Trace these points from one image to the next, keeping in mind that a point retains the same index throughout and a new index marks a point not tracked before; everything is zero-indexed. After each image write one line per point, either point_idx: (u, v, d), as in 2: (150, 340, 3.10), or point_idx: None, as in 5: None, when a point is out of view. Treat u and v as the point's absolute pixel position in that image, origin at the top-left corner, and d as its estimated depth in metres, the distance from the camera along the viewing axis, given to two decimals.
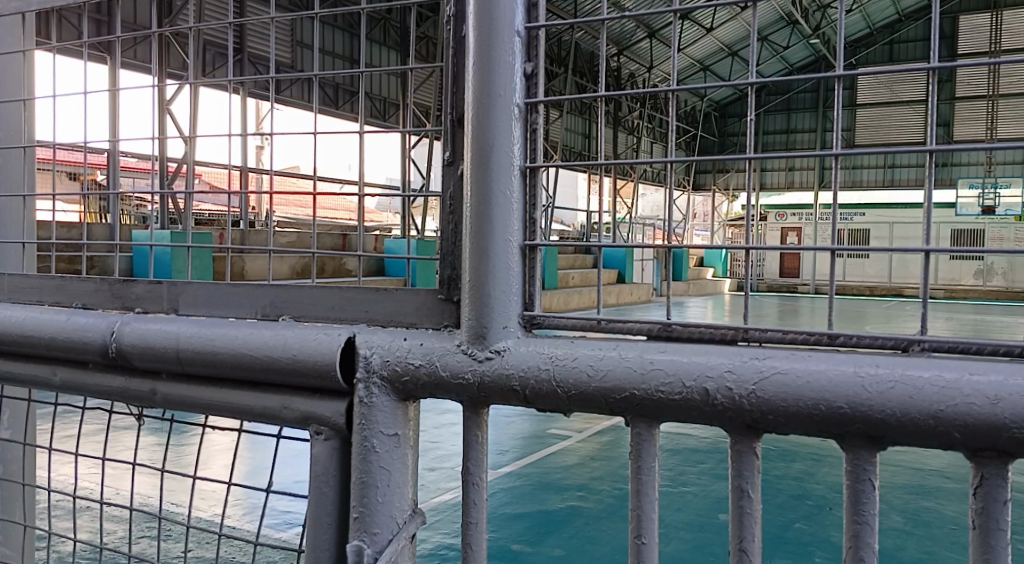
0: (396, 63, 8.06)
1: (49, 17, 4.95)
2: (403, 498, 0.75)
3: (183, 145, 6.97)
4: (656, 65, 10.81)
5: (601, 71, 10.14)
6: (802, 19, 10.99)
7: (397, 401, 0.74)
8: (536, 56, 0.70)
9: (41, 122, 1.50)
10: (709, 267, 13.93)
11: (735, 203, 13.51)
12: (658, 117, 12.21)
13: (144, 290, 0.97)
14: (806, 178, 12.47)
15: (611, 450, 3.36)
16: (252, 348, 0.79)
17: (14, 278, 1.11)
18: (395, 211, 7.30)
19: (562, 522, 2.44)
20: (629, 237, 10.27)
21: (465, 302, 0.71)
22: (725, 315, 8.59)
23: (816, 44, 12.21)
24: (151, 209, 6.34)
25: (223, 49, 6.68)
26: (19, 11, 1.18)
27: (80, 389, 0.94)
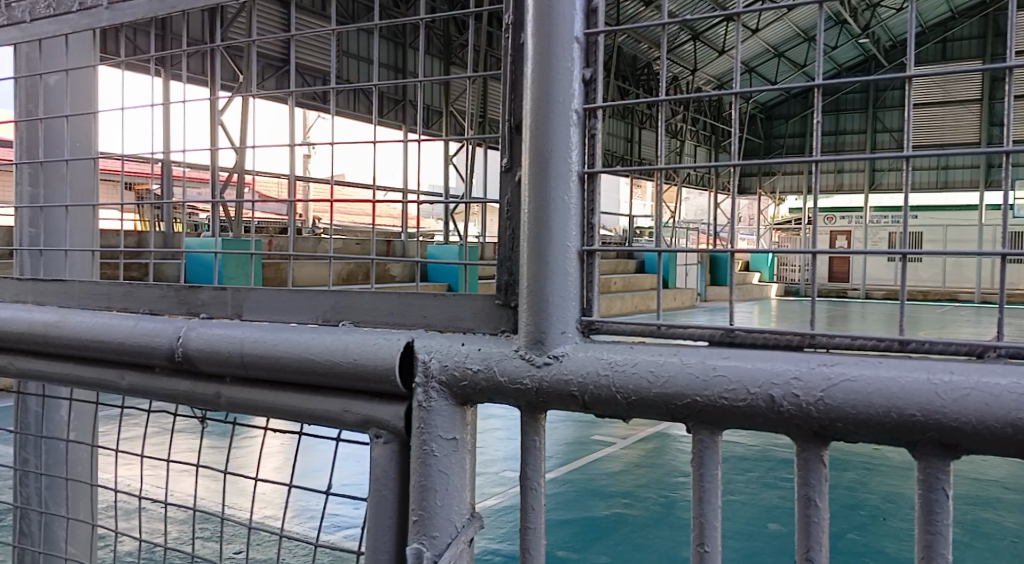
0: (437, 71, 8.21)
1: (107, 33, 5.18)
2: (462, 502, 0.75)
3: (235, 155, 7.22)
4: (701, 68, 10.74)
5: (643, 75, 10.11)
6: (852, 18, 10.79)
7: (456, 405, 0.74)
8: (595, 63, 0.70)
9: (107, 136, 1.59)
10: (757, 272, 13.73)
11: (783, 207, 13.30)
12: (703, 120, 12.12)
13: (210, 296, 1.01)
14: (857, 180, 12.22)
15: (658, 458, 3.34)
16: (313, 352, 0.81)
17: (84, 283, 1.15)
18: (436, 217, 7.43)
19: (608, 530, 2.43)
20: (673, 241, 10.22)
21: (523, 308, 0.71)
22: (772, 321, 8.47)
23: (866, 44, 11.97)
24: (204, 216, 6.58)
25: (270, 62, 6.91)
26: (90, 28, 1.23)
27: (147, 392, 0.98)
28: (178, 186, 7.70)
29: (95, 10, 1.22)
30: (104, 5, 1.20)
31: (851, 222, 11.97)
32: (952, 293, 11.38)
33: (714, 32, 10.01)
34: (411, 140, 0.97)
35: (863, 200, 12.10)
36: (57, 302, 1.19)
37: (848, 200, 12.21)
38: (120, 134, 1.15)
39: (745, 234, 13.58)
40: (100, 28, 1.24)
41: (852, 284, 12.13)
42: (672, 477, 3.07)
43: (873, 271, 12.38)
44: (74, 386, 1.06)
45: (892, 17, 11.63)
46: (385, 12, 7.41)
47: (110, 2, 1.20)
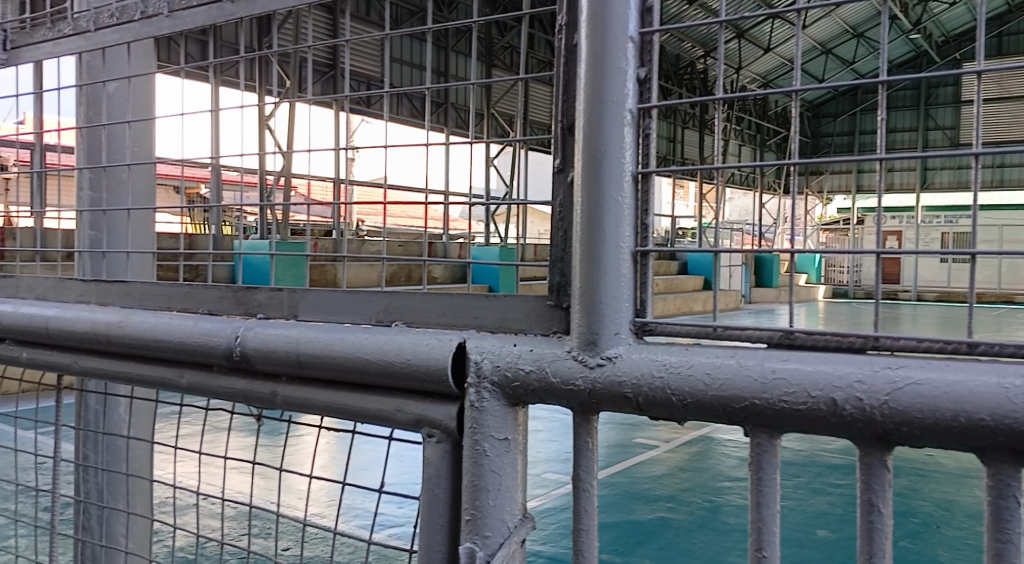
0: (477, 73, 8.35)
1: (159, 41, 5.39)
2: (514, 502, 0.75)
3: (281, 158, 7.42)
4: (746, 66, 10.64)
5: (685, 74, 10.08)
6: (903, 13, 10.57)
7: (507, 406, 0.74)
8: (650, 62, 0.70)
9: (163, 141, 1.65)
10: (805, 273, 13.52)
11: (831, 206, 13.09)
12: (749, 119, 11.99)
13: (266, 296, 1.03)
14: (908, 179, 11.95)
15: (701, 461, 3.36)
16: (367, 353, 0.82)
17: (145, 285, 1.19)
18: (477, 218, 7.55)
19: (652, 535, 2.42)
20: (717, 241, 10.16)
21: (575, 308, 0.71)
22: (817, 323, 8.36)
23: (918, 39, 11.71)
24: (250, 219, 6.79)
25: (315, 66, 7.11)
26: (150, 36, 1.27)
27: (205, 390, 1.00)
28: (227, 189, 7.95)
29: (157, 18, 1.26)
30: (164, 13, 1.24)
31: (902, 222, 11.70)
32: (1009, 295, 11.05)
33: (760, 31, 9.92)
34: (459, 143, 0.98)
35: (915, 199, 11.84)
36: (118, 302, 1.23)
37: (899, 199, 11.96)
38: (176, 138, 1.19)
39: None
40: (160, 36, 1.28)
41: (903, 286, 11.86)
42: (716, 481, 3.07)
43: (925, 272, 12.12)
44: (134, 384, 1.09)
45: (945, 12, 11.36)
46: (425, 16, 7.57)
47: (170, 11, 1.24)
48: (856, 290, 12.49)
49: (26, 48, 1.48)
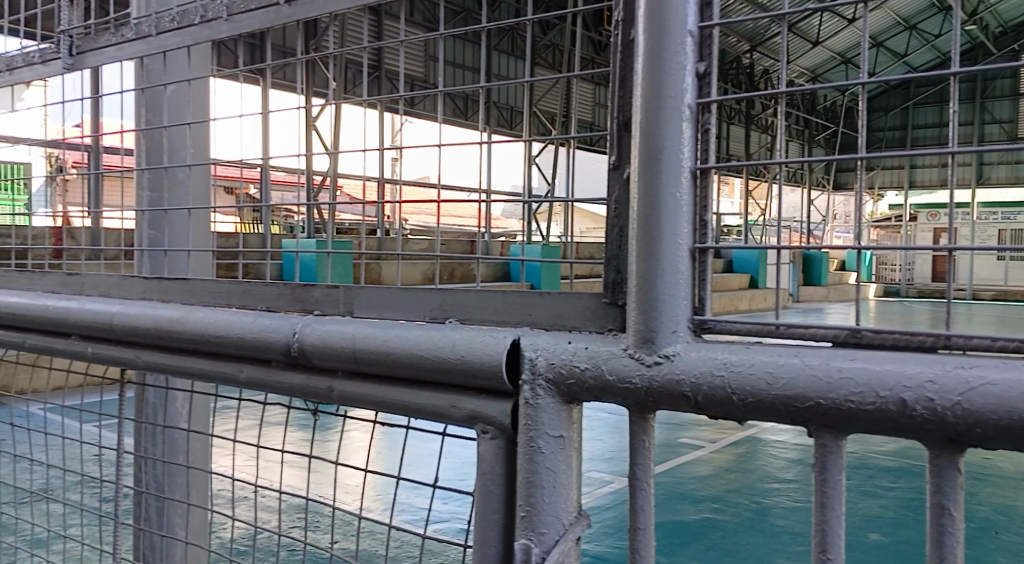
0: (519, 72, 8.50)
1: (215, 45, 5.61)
2: (569, 500, 0.75)
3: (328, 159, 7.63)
4: (795, 60, 10.56)
5: (731, 69, 10.05)
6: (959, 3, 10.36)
7: (562, 403, 0.74)
8: (709, 56, 0.69)
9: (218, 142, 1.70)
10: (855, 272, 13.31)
11: (883, 203, 12.87)
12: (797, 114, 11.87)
13: (323, 294, 1.05)
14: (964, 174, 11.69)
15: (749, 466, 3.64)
16: (423, 349, 0.83)
17: (205, 282, 1.22)
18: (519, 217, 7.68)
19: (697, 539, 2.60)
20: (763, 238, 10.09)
21: (631, 306, 0.70)
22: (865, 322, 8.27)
23: (975, 30, 11.46)
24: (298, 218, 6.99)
25: (361, 68, 7.32)
26: (210, 39, 1.31)
27: (263, 385, 1.02)
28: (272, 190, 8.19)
29: (216, 22, 1.29)
30: (223, 17, 1.28)
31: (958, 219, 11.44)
32: None
33: (808, 24, 9.84)
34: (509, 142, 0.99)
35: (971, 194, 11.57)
36: (178, 299, 1.27)
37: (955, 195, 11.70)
38: (234, 137, 1.22)
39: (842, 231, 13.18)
40: (219, 39, 1.31)
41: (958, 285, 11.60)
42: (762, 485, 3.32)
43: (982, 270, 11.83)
44: (194, 379, 1.13)
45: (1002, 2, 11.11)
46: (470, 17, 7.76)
47: (229, 14, 1.27)
48: (907, 289, 12.27)
49: (90, 53, 1.52)
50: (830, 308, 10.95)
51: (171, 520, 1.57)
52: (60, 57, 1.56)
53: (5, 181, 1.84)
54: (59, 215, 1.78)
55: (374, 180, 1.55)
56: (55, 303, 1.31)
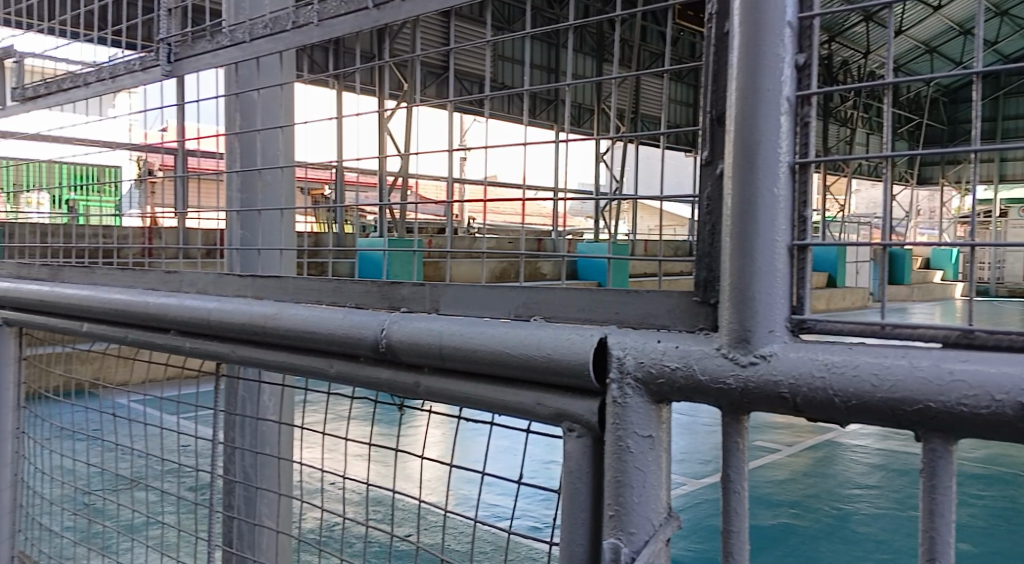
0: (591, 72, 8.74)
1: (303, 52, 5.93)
2: (659, 501, 0.74)
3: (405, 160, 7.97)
4: (873, 50, 10.46)
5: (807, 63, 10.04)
6: None
7: (651, 402, 0.73)
8: (809, 47, 0.67)
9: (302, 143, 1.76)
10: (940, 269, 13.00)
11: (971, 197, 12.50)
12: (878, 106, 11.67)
13: (410, 291, 1.07)
14: None
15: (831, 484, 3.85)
16: (509, 347, 0.83)
17: (297, 280, 1.26)
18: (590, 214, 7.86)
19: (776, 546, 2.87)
20: (842, 235, 10.00)
21: (725, 304, 0.69)
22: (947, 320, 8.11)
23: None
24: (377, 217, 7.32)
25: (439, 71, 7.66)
26: (302, 45, 1.35)
27: (352, 380, 1.05)
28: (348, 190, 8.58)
29: (308, 28, 1.33)
30: (314, 22, 1.31)
31: None
32: None
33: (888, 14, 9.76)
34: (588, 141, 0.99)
35: None
36: (270, 296, 1.32)
37: None
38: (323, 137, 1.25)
39: (927, 227, 12.93)
40: (310, 44, 1.35)
41: None
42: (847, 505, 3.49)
43: None
44: (284, 373, 1.16)
45: None
46: (544, 18, 8.04)
47: (319, 19, 1.30)
48: (996, 287, 11.90)
49: (188, 60, 1.59)
50: (910, 308, 10.75)
51: (259, 508, 1.63)
52: (158, 65, 1.63)
53: (97, 184, 1.91)
54: (149, 215, 1.85)
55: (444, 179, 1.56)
56: (155, 300, 1.38)
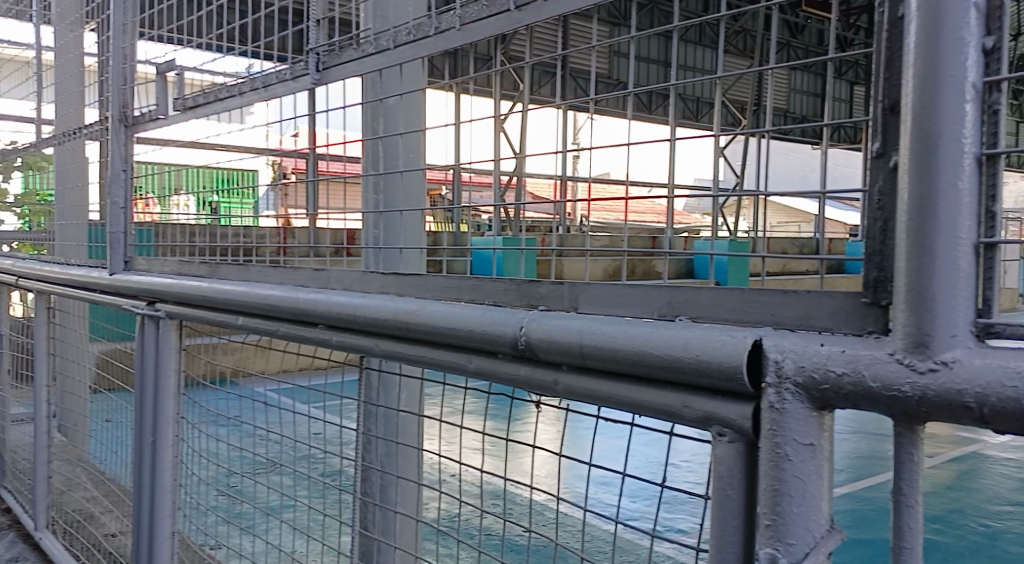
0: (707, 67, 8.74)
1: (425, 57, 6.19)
2: (820, 512, 0.71)
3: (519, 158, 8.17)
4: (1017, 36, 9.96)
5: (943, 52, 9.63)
6: None
7: (812, 408, 0.70)
8: (998, 28, 0.62)
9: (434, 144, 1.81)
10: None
11: None
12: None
13: (548, 290, 1.07)
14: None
15: (978, 508, 3.69)
16: (654, 346, 0.82)
17: (438, 278, 1.30)
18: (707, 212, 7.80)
19: None
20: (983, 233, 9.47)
21: (899, 306, 0.65)
22: None
23: None
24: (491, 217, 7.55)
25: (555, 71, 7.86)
26: (443, 49, 1.38)
27: (491, 376, 1.07)
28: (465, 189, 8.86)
29: (450, 32, 1.36)
30: (457, 27, 1.35)
31: None
32: None
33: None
34: (726, 137, 0.97)
35: None
36: (410, 292, 1.36)
37: None
38: (460, 136, 1.27)
39: None
40: (452, 48, 1.38)
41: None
42: (1002, 532, 3.35)
43: None
44: (424, 369, 1.20)
45: None
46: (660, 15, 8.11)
47: (462, 23, 1.33)
48: None
49: (336, 69, 1.67)
50: None
51: (394, 497, 1.70)
52: (308, 74, 1.72)
53: (237, 188, 2.02)
54: (280, 216, 1.96)
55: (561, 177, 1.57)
56: (305, 296, 1.45)
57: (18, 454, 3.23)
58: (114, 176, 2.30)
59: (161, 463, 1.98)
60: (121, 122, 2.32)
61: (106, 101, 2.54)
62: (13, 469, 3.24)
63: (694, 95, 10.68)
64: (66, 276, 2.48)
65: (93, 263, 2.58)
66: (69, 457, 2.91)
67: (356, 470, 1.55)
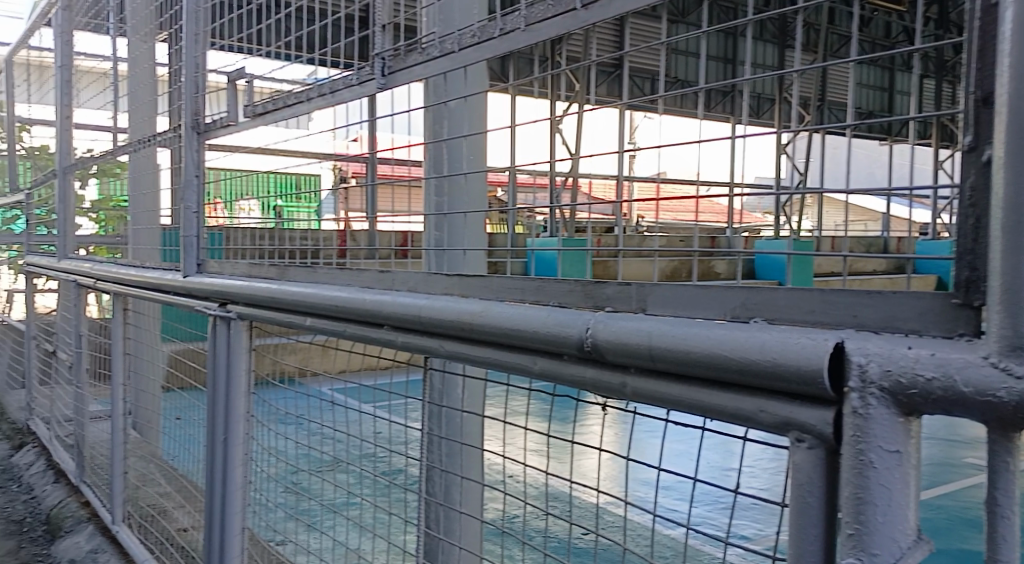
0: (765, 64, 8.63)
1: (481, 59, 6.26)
2: (906, 522, 0.68)
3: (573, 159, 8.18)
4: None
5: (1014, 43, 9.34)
6: None
7: (898, 415, 0.67)
8: None
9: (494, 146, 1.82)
10: None
11: None
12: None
13: (615, 291, 1.06)
14: None
15: None
16: (728, 349, 0.80)
17: (502, 279, 1.30)
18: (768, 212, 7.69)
19: None
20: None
21: (995, 307, 0.62)
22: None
23: None
24: (546, 218, 7.58)
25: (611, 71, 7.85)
26: (508, 51, 1.38)
27: (557, 377, 1.06)
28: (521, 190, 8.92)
29: (514, 34, 1.36)
30: (521, 27, 1.34)
31: None
32: None
33: None
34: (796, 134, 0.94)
35: None
36: (475, 292, 1.37)
37: None
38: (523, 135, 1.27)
39: None
40: (516, 50, 1.38)
41: None
42: None
43: None
44: (489, 370, 1.20)
45: None
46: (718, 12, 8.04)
47: (527, 24, 1.33)
48: None
49: (401, 73, 1.68)
50: None
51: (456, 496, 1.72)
52: (374, 78, 1.74)
53: (298, 193, 2.04)
54: (340, 220, 1.98)
55: (620, 179, 1.57)
56: (371, 297, 1.47)
57: (96, 450, 3.37)
58: (187, 182, 2.37)
59: (231, 460, 2.04)
60: (193, 128, 2.39)
61: (178, 109, 2.62)
62: (92, 464, 3.38)
63: (754, 92, 10.53)
64: (141, 278, 2.57)
65: (167, 265, 2.67)
66: (145, 452, 3.03)
67: (421, 469, 1.56)
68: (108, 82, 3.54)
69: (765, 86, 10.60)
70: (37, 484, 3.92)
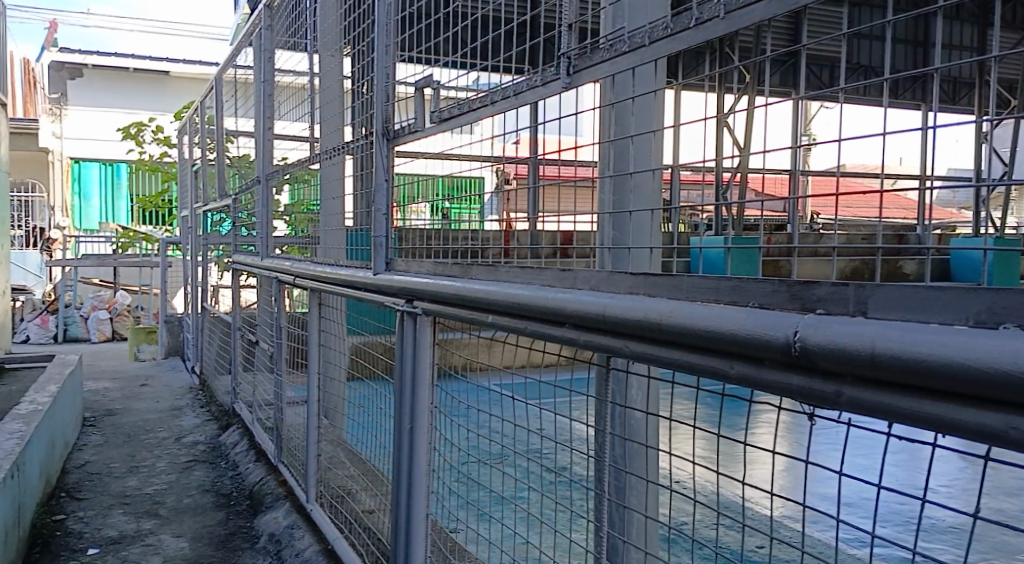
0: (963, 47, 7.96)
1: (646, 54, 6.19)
2: None
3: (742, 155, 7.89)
4: None
5: None
6: None
7: None
8: None
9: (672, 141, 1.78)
10: None
11: None
12: None
13: (827, 292, 0.98)
14: None
15: None
16: (974, 359, 0.72)
17: (693, 278, 1.25)
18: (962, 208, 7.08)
19: None
20: None
21: None
22: None
23: None
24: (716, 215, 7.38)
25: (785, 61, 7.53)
26: (705, 41, 1.33)
27: (758, 383, 1.00)
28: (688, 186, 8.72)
29: (712, 23, 1.30)
30: (720, 15, 1.29)
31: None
32: None
33: None
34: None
35: None
36: (662, 291, 1.33)
37: None
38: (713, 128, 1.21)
39: None
40: (714, 40, 1.32)
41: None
42: None
43: None
44: (679, 372, 1.16)
45: None
46: None
47: (727, 12, 1.28)
48: None
49: (586, 71, 1.67)
50: None
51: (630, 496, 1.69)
52: (559, 79, 1.73)
53: (466, 196, 2.11)
54: (505, 221, 2.01)
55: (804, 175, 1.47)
56: (554, 296, 1.47)
57: (293, 433, 3.67)
58: (377, 186, 2.51)
59: (416, 447, 2.11)
60: (384, 136, 2.51)
61: (367, 117, 2.76)
62: (288, 445, 3.68)
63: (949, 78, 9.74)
64: (336, 275, 2.75)
65: (357, 263, 2.83)
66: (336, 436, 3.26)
67: (595, 466, 1.55)
68: (303, 95, 3.81)
69: (963, 70, 9.74)
70: (242, 462, 4.33)
